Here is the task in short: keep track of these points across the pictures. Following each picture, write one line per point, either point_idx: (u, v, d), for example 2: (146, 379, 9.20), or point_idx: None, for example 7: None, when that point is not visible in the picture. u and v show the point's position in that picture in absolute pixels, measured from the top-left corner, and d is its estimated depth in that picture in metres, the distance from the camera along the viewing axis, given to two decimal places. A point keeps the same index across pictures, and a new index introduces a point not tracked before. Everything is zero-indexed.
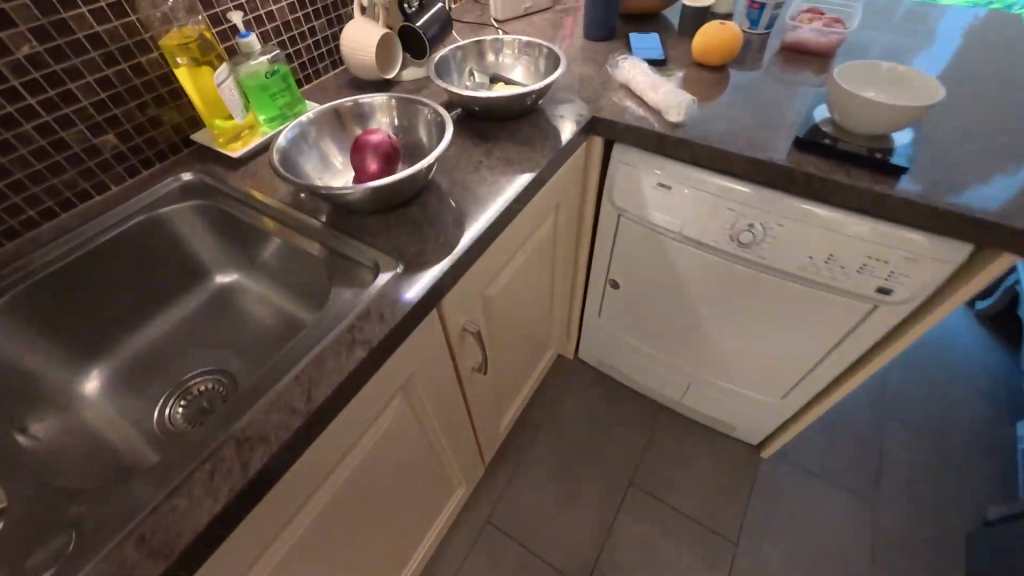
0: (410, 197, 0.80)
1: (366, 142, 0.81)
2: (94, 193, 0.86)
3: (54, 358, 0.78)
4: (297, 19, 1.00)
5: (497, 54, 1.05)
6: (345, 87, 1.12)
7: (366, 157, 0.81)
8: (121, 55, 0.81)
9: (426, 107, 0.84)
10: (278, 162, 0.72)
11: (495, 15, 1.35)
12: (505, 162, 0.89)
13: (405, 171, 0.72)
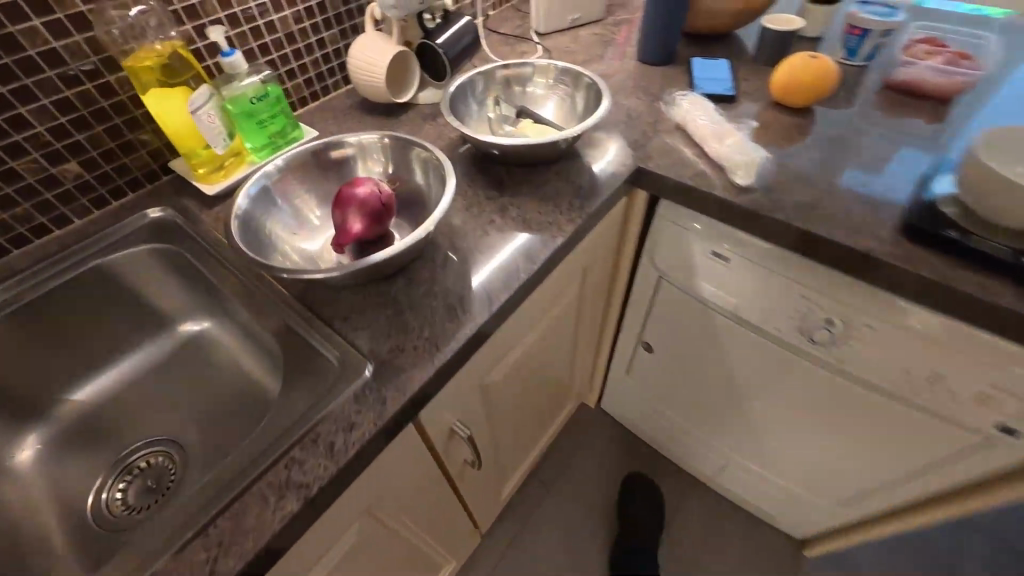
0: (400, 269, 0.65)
1: (349, 197, 0.65)
2: (54, 228, 0.76)
3: None
4: (303, 30, 0.90)
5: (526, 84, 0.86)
6: (353, 110, 0.97)
7: (349, 218, 0.66)
8: (84, 74, 0.70)
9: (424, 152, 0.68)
10: (233, 235, 0.57)
11: (536, 27, 1.17)
12: (521, 226, 0.72)
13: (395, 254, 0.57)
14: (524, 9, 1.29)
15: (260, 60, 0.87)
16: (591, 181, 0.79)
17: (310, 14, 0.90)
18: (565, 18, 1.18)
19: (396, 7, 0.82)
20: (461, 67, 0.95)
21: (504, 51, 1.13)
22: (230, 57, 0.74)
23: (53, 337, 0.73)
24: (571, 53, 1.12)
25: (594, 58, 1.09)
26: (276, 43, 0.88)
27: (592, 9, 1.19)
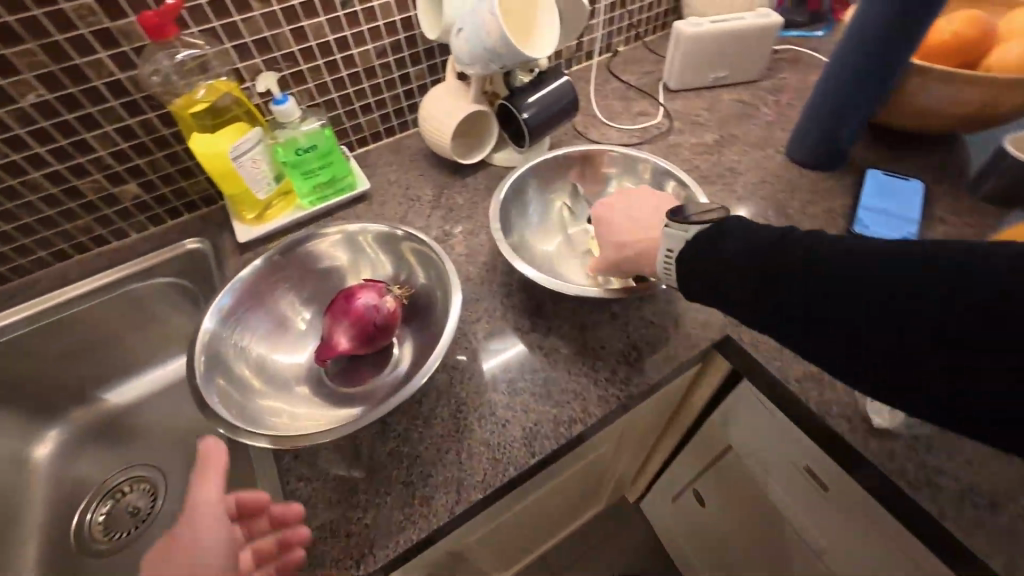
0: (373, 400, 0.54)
1: (346, 308, 0.56)
2: (112, 239, 0.78)
3: (20, 409, 0.75)
4: (385, 65, 0.80)
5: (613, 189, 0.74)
6: (421, 157, 0.87)
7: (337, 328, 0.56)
8: (147, 104, 0.68)
9: (437, 259, 0.59)
10: (192, 367, 0.50)
11: (666, 81, 0.95)
12: (539, 383, 0.56)
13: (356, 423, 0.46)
14: (660, 51, 1.06)
15: (333, 95, 0.79)
16: (654, 336, 0.60)
17: (395, 48, 0.79)
18: (705, 75, 0.94)
19: (469, 64, 0.67)
20: (548, 134, 0.79)
21: (616, 108, 0.93)
22: (282, 105, 0.68)
23: (82, 348, 0.76)
24: (698, 123, 0.89)
25: (725, 138, 0.85)
26: (354, 78, 0.79)
27: (745, 68, 0.93)
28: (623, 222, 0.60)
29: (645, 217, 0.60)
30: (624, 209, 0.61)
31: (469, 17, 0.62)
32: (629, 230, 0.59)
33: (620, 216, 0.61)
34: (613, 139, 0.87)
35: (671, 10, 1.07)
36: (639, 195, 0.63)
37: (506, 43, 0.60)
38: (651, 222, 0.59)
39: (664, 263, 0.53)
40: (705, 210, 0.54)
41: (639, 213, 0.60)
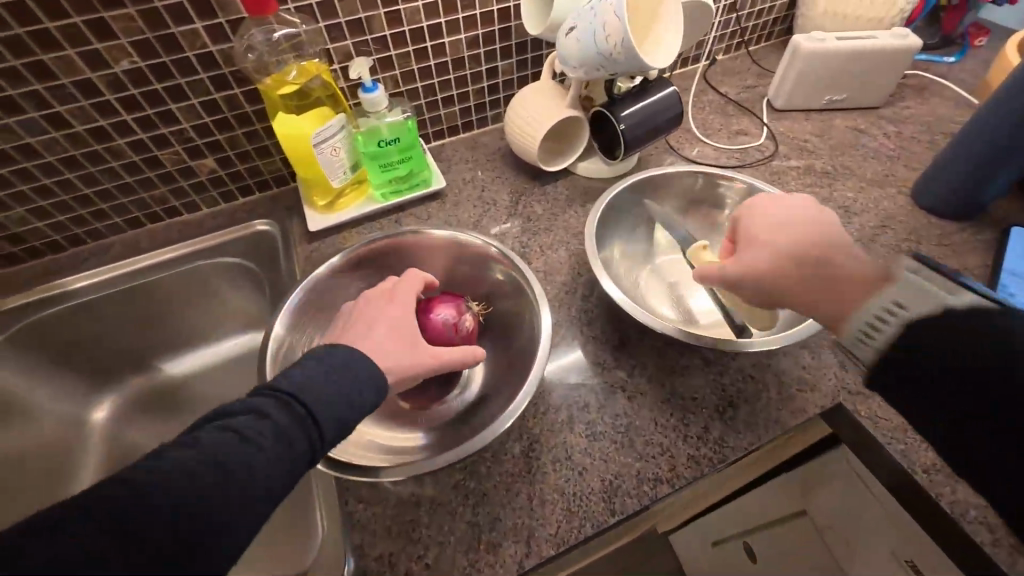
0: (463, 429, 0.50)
1: (423, 322, 0.54)
2: (184, 212, 0.77)
3: (82, 371, 0.74)
4: (475, 56, 0.75)
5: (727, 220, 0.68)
6: (499, 157, 0.82)
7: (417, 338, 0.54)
8: (235, 79, 0.65)
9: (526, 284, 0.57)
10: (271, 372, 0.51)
11: (773, 99, 0.87)
12: (620, 430, 0.51)
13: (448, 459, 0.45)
14: (764, 62, 0.97)
15: (418, 84, 0.74)
16: (753, 392, 0.53)
17: (488, 39, 0.74)
18: (818, 96, 0.84)
19: (575, 66, 0.61)
20: (643, 148, 0.72)
21: (714, 123, 0.85)
22: (371, 94, 0.64)
23: (145, 317, 0.76)
24: (806, 149, 0.80)
25: (836, 170, 0.77)
26: (441, 69, 0.74)
27: (866, 92, 0.84)
28: (789, 242, 0.46)
29: (816, 238, 0.45)
30: (796, 234, 0.46)
31: (587, 14, 0.56)
32: (810, 258, 0.44)
33: (786, 237, 0.46)
34: (710, 158, 0.80)
35: (782, 19, 0.97)
36: (814, 220, 0.47)
37: (626, 49, 0.54)
38: (836, 255, 0.44)
39: (867, 326, 0.39)
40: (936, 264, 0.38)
41: (817, 236, 0.45)
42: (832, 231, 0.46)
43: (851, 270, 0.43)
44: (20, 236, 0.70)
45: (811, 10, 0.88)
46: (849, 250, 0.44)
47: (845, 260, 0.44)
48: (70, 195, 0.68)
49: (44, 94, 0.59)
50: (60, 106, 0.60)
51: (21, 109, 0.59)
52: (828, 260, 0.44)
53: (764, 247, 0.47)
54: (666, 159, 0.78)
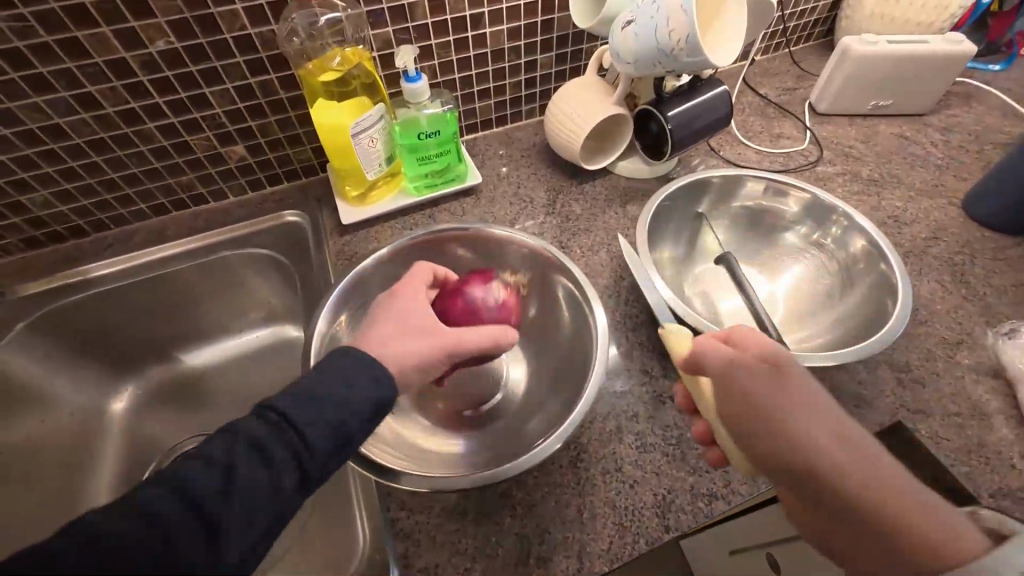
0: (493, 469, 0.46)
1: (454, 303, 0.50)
2: (210, 200, 0.75)
3: (102, 360, 0.72)
4: (515, 48, 0.72)
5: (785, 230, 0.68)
6: (535, 153, 0.79)
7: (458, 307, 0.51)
8: (272, 64, 0.63)
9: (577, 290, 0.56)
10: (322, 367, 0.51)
11: (815, 102, 0.84)
12: (671, 443, 0.49)
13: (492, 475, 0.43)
14: (804, 63, 0.94)
15: (455, 76, 0.72)
16: None
17: (530, 31, 0.71)
18: (863, 100, 0.82)
19: (629, 62, 0.58)
20: (688, 149, 0.70)
21: (755, 125, 0.83)
22: (414, 84, 0.62)
23: (168, 306, 0.73)
24: (851, 156, 0.78)
25: (883, 178, 0.75)
26: (479, 60, 0.72)
27: (913, 98, 0.81)
28: (793, 418, 0.34)
29: (815, 404, 0.34)
30: (792, 411, 0.34)
31: (648, 8, 0.54)
32: (823, 458, 0.32)
33: (791, 415, 0.34)
34: (753, 160, 0.77)
35: (824, 19, 0.94)
36: (792, 362, 0.37)
37: (691, 43, 0.51)
38: (853, 444, 0.33)
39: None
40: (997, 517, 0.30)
41: (813, 403, 0.34)
42: (808, 381, 0.36)
43: (881, 473, 0.31)
44: (42, 219, 0.67)
45: (858, 12, 0.86)
46: (855, 431, 0.33)
47: (858, 445, 0.33)
48: (96, 179, 0.66)
49: (76, 73, 0.56)
50: (91, 86, 0.58)
51: (51, 88, 0.57)
52: (825, 445, 0.32)
53: (756, 420, 0.35)
54: (708, 161, 0.76)
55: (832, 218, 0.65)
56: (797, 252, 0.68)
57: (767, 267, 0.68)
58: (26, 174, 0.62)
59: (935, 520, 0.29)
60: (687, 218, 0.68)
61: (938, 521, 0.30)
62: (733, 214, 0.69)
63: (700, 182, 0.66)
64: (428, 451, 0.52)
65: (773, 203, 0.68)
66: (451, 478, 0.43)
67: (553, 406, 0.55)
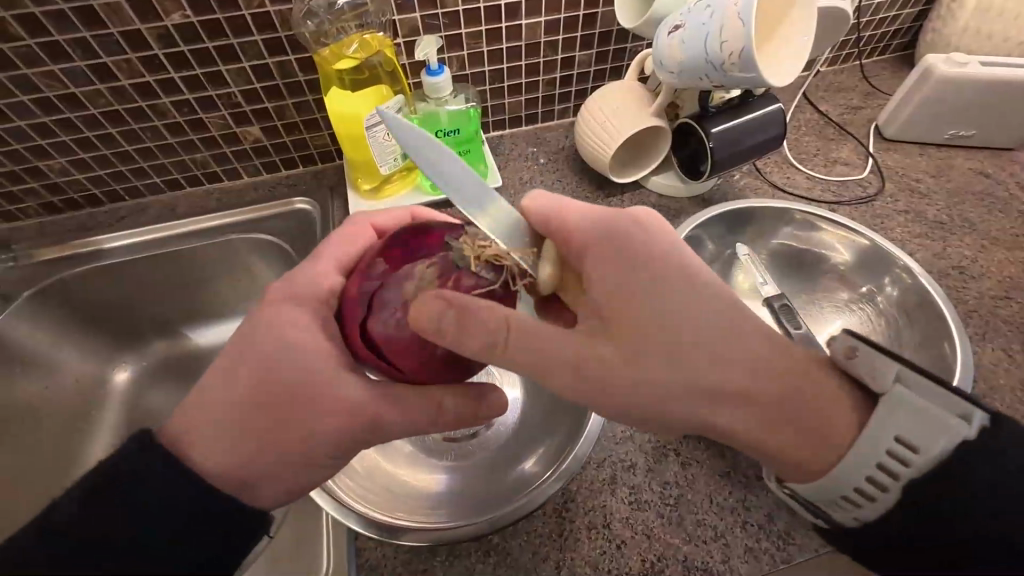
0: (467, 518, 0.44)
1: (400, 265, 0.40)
2: (225, 178, 0.73)
3: (106, 330, 0.72)
4: (552, 42, 0.66)
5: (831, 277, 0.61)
6: (563, 157, 0.73)
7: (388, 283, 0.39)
8: (290, 44, 0.60)
9: None
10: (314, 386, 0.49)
11: (884, 126, 0.75)
12: (670, 504, 0.45)
13: (494, 522, 0.43)
14: (876, 79, 0.84)
15: (485, 69, 0.67)
16: None
17: (569, 26, 0.65)
18: (942, 128, 0.72)
19: (674, 71, 0.52)
20: (731, 170, 0.63)
21: (811, 147, 0.75)
22: (436, 77, 0.58)
23: (173, 283, 0.72)
24: (919, 192, 0.69)
25: (953, 222, 0.66)
26: (511, 53, 0.66)
27: (1000, 130, 0.71)
28: (651, 383, 0.37)
29: (672, 347, 0.37)
30: (653, 359, 0.37)
31: (700, 13, 0.47)
32: (704, 419, 0.37)
33: (664, 388, 0.37)
34: (804, 187, 0.69)
35: (906, 30, 0.83)
36: (601, 249, 0.40)
37: (746, 56, 0.45)
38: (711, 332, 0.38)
39: (839, 499, 0.37)
40: (915, 424, 0.33)
41: (659, 316, 0.38)
42: (638, 272, 0.39)
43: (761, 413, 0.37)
44: (59, 186, 0.67)
45: (948, 25, 0.75)
46: (712, 325, 0.38)
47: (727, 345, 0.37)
48: (112, 150, 0.65)
49: (92, 43, 0.55)
50: (106, 57, 0.56)
51: (66, 56, 0.55)
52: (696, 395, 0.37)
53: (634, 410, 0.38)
54: (752, 184, 0.69)
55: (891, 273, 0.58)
56: (841, 304, 0.60)
57: (805, 316, 0.60)
58: (44, 141, 0.62)
59: (813, 430, 0.36)
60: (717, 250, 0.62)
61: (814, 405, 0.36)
62: (775, 251, 0.63)
63: (740, 213, 0.62)
64: (415, 489, 0.50)
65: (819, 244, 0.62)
66: (444, 529, 0.43)
67: (551, 443, 0.52)
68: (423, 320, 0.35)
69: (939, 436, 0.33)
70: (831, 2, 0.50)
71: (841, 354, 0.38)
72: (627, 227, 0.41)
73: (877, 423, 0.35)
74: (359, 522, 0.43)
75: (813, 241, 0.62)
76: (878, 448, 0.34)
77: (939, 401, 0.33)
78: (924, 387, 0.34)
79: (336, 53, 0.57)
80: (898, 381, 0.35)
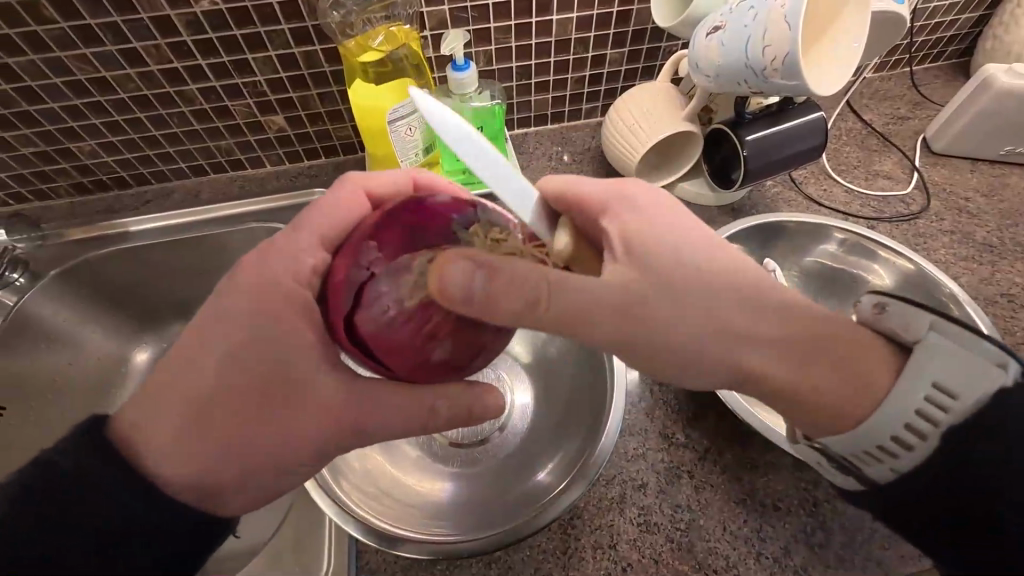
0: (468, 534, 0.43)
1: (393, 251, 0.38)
2: (248, 166, 0.73)
3: (126, 312, 0.73)
4: (584, 39, 0.64)
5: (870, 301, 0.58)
6: (588, 158, 0.71)
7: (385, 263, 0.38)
8: (317, 34, 0.59)
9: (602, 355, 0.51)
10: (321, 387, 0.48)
11: (932, 139, 0.71)
12: (680, 529, 0.43)
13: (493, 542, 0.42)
14: (926, 88, 0.79)
15: (512, 64, 0.65)
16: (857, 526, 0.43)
17: (602, 22, 0.63)
18: (996, 144, 0.68)
19: (710, 75, 0.50)
20: (765, 180, 0.60)
21: (851, 158, 0.71)
22: (461, 73, 0.57)
23: (190, 269, 0.72)
24: (968, 212, 0.65)
25: (1003, 245, 0.62)
26: (541, 49, 0.64)
27: None
28: (681, 357, 0.36)
29: (702, 321, 0.36)
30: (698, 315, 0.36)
31: (743, 14, 0.45)
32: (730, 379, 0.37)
33: (692, 364, 0.37)
34: (841, 203, 0.66)
35: (963, 36, 0.78)
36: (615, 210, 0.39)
37: (790, 63, 0.42)
38: (734, 295, 0.37)
39: (868, 451, 0.37)
40: (958, 367, 0.34)
41: (682, 274, 0.36)
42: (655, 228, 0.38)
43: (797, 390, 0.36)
44: (88, 167, 0.68)
45: (1012, 32, 0.70)
46: (738, 291, 0.37)
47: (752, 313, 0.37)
48: (139, 134, 0.66)
49: (123, 28, 0.55)
50: (137, 42, 0.56)
51: (98, 40, 0.55)
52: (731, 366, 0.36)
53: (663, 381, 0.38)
54: (785, 197, 0.66)
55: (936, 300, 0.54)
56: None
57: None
58: (75, 123, 0.63)
59: (849, 380, 0.36)
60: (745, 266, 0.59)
61: (854, 370, 0.36)
62: (808, 269, 0.60)
63: (771, 227, 0.58)
64: (419, 496, 0.49)
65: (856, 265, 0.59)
66: (443, 544, 0.42)
67: (562, 459, 0.50)
68: (449, 287, 0.33)
69: (977, 379, 0.34)
70: (886, 7, 0.46)
71: (868, 310, 0.39)
72: (629, 185, 0.41)
73: (913, 370, 0.35)
74: (358, 527, 0.42)
75: (850, 262, 0.59)
76: (915, 397, 0.35)
77: (973, 349, 0.35)
78: (959, 335, 0.35)
79: (360, 45, 0.56)
80: (931, 330, 0.36)
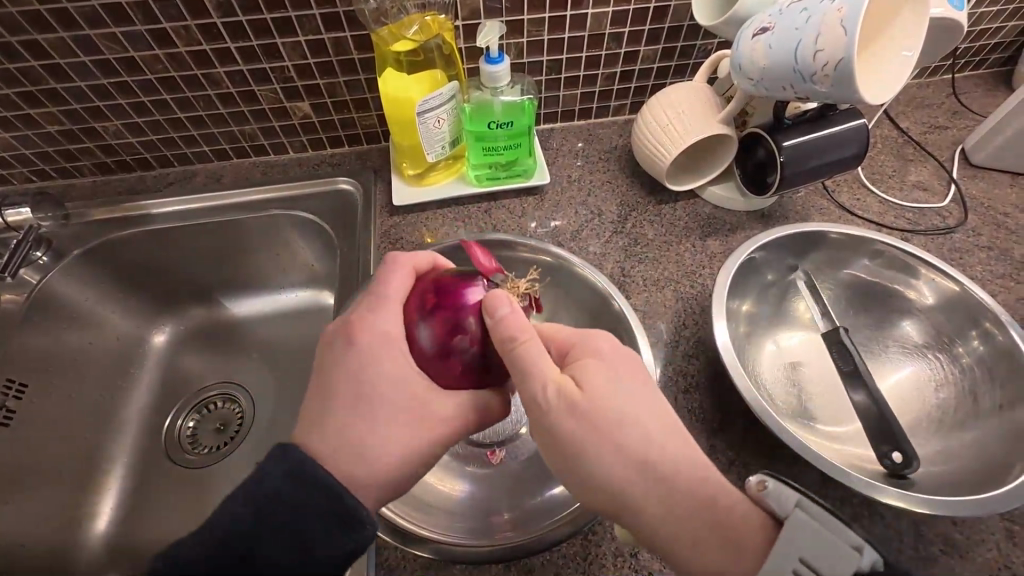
0: (483, 546, 0.43)
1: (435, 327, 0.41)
2: (271, 152, 0.72)
3: (145, 292, 0.73)
4: (618, 34, 0.62)
5: (906, 329, 0.56)
6: (615, 156, 0.70)
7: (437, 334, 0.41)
8: (348, 21, 0.58)
9: None
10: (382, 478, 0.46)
11: (970, 150, 0.68)
12: None
13: (507, 552, 0.42)
14: (966, 96, 0.77)
15: (543, 57, 0.64)
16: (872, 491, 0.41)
17: (639, 18, 0.61)
18: None
19: (754, 78, 0.48)
20: (800, 187, 0.59)
21: (885, 166, 0.69)
22: (495, 66, 0.56)
23: (208, 253, 0.72)
24: (1006, 228, 0.63)
25: None
26: (573, 43, 0.62)
27: None
28: (619, 468, 0.36)
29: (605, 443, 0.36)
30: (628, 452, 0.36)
31: (795, 16, 0.43)
32: None
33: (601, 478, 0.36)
34: (874, 213, 0.64)
35: (1007, 44, 0.75)
36: (583, 342, 0.41)
37: (843, 68, 0.41)
38: None
39: None
40: (829, 549, 0.32)
41: (613, 402, 0.38)
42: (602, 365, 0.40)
43: (744, 519, 0.34)
44: (113, 147, 0.68)
45: None
46: None
47: None
48: (165, 116, 0.65)
49: (153, 7, 0.54)
50: (167, 23, 0.56)
51: (129, 19, 0.55)
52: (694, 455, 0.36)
53: (615, 501, 0.36)
54: (816, 205, 0.64)
55: (976, 324, 0.53)
56: (913, 349, 0.55)
57: (870, 358, 0.55)
58: (102, 103, 0.62)
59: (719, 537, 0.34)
60: (775, 274, 0.59)
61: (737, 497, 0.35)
62: (843, 282, 0.59)
63: (809, 236, 0.57)
64: (438, 493, 0.49)
65: (898, 283, 0.57)
66: (458, 546, 0.43)
67: None
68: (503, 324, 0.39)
69: (838, 560, 0.31)
70: (943, 13, 0.45)
71: (752, 490, 0.36)
72: (595, 333, 0.42)
73: (787, 542, 0.32)
74: (375, 520, 0.43)
75: (890, 279, 0.58)
76: (787, 568, 0.32)
77: (835, 529, 0.32)
78: (824, 517, 0.33)
79: (393, 32, 0.55)
80: (799, 509, 0.33)
